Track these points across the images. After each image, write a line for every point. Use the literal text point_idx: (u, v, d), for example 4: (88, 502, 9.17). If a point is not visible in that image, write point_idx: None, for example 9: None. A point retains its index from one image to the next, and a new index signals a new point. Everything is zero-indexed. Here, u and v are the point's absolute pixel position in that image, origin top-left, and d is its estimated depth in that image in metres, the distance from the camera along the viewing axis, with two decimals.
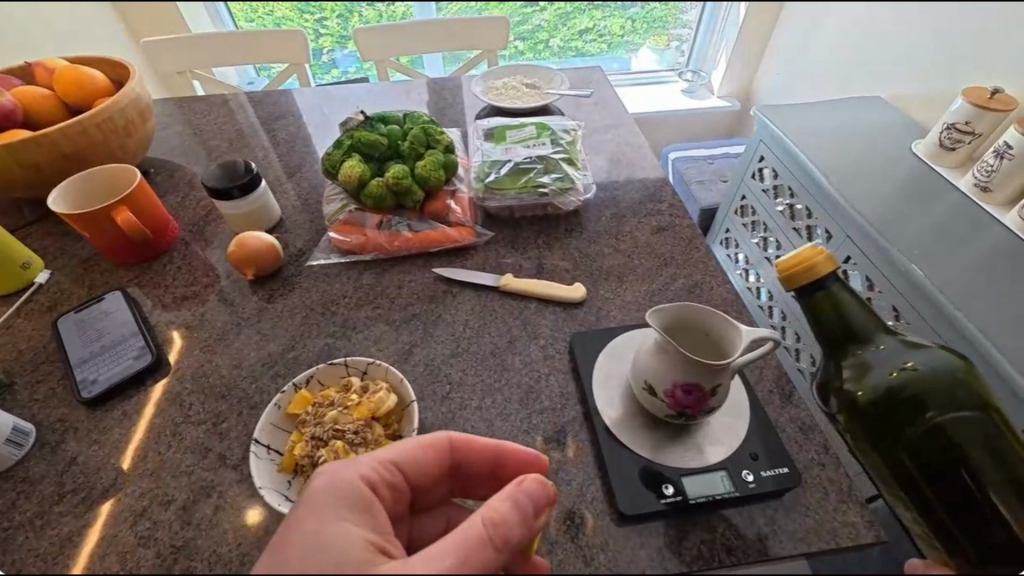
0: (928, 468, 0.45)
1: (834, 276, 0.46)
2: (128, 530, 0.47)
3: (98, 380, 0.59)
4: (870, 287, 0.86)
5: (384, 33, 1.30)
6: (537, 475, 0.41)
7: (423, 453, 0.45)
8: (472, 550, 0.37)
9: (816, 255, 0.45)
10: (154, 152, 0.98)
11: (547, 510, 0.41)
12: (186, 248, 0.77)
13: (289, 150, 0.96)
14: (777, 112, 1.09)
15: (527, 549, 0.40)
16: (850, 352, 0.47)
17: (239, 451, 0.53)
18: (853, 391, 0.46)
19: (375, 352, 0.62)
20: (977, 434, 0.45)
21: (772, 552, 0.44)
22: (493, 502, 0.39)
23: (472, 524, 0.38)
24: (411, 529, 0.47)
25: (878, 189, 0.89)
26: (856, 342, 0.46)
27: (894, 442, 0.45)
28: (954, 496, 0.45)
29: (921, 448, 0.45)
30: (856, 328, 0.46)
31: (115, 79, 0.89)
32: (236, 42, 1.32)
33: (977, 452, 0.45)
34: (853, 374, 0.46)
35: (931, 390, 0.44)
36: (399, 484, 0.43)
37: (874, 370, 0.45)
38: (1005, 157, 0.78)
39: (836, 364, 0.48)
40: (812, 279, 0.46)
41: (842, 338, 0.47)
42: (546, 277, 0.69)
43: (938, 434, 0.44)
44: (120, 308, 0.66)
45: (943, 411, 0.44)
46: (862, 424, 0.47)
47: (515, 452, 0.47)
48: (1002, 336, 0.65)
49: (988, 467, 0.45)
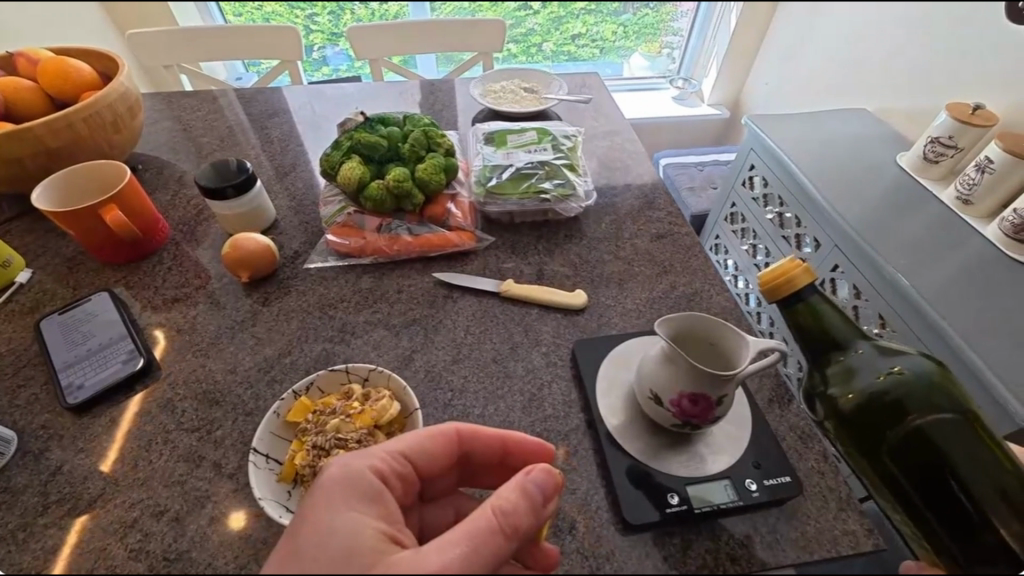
0: (918, 474, 0.44)
1: (812, 287, 0.47)
2: (118, 542, 0.46)
3: (84, 385, 0.57)
4: (857, 295, 0.88)
5: (379, 32, 1.29)
6: (545, 465, 0.41)
7: (432, 442, 0.44)
8: (483, 539, 0.37)
9: (795, 267, 0.47)
10: (142, 149, 0.95)
11: (555, 497, 0.41)
12: (177, 248, 0.75)
13: (282, 150, 0.94)
14: (767, 122, 1.11)
15: (537, 535, 0.41)
16: (833, 358, 0.47)
17: (234, 460, 0.51)
18: (837, 396, 0.46)
19: (375, 358, 0.61)
20: (966, 439, 0.44)
21: (775, 560, 0.45)
22: (502, 492, 0.39)
23: (482, 513, 0.38)
24: (421, 517, 0.47)
25: (865, 198, 0.91)
26: (836, 348, 0.47)
27: (882, 446, 0.45)
28: (950, 506, 0.43)
29: (910, 453, 0.44)
30: (837, 335, 0.47)
31: (103, 72, 0.86)
32: (226, 38, 1.29)
33: (968, 458, 0.44)
34: (837, 379, 0.46)
35: (915, 395, 0.44)
36: (408, 475, 0.43)
37: (857, 375, 0.46)
38: (986, 171, 0.81)
39: (822, 371, 0.48)
40: (791, 292, 0.47)
41: (824, 344, 0.48)
42: (547, 283, 0.69)
43: (926, 439, 0.44)
44: (107, 310, 0.64)
45: (932, 415, 0.44)
46: (847, 428, 0.46)
47: (520, 443, 0.47)
48: (983, 343, 0.67)
49: (980, 475, 0.44)
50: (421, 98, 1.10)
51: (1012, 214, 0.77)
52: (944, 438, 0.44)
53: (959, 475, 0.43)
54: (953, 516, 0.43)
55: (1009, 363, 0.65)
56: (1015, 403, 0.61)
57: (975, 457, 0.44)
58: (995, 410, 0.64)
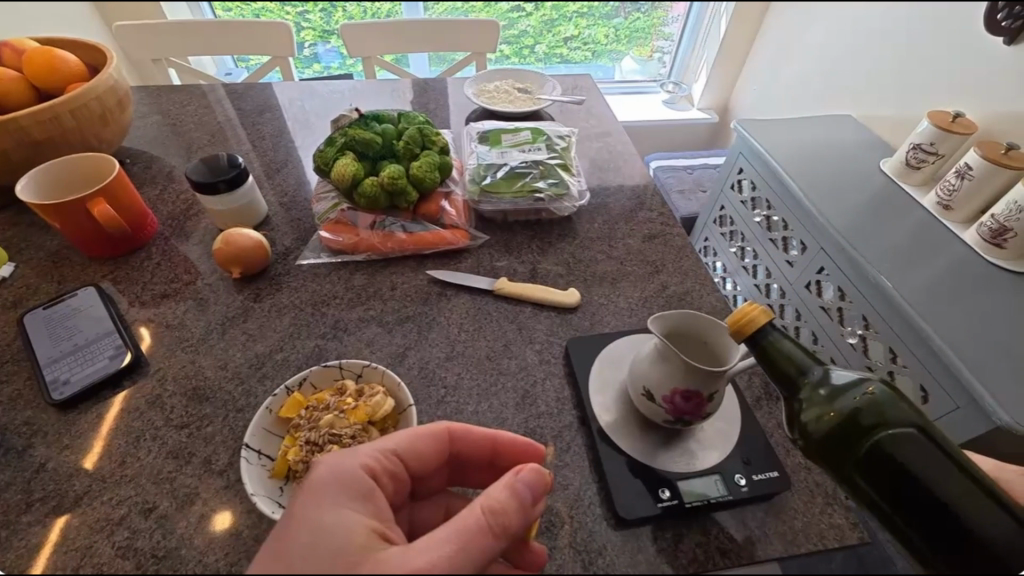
0: (895, 491, 0.37)
1: (772, 325, 0.44)
2: (105, 540, 0.45)
3: (70, 381, 0.55)
4: (842, 297, 0.90)
5: (372, 30, 1.28)
6: (535, 464, 0.41)
7: (423, 441, 0.45)
8: (472, 538, 0.37)
9: (752, 310, 0.44)
10: (130, 143, 0.93)
11: (544, 499, 0.41)
12: (165, 244, 0.74)
13: (273, 147, 0.94)
14: (756, 127, 1.13)
15: (525, 535, 0.41)
16: (805, 382, 0.43)
17: (225, 456, 0.51)
18: (811, 416, 0.42)
19: (368, 354, 0.60)
20: (957, 465, 0.38)
21: (763, 554, 0.45)
22: (491, 492, 0.39)
23: (472, 512, 0.38)
24: (411, 516, 0.47)
25: (850, 202, 0.93)
26: (803, 370, 0.43)
27: (853, 460, 0.39)
28: (940, 529, 0.36)
29: (886, 467, 0.38)
30: (805, 359, 0.44)
31: (91, 64, 0.85)
32: (216, 33, 1.28)
33: (959, 484, 0.38)
34: (810, 399, 0.42)
35: (897, 413, 0.40)
36: (399, 473, 0.43)
37: (827, 393, 0.42)
38: (965, 177, 0.83)
39: (797, 397, 0.43)
40: (753, 332, 0.43)
41: (789, 369, 0.43)
42: (540, 282, 0.69)
43: (903, 455, 0.38)
44: (94, 305, 0.63)
45: (909, 430, 0.39)
46: (819, 448, 0.41)
47: (512, 443, 0.48)
48: (963, 344, 0.69)
49: (977, 506, 0.37)
50: (414, 96, 1.09)
51: (990, 219, 0.80)
52: (927, 457, 0.38)
53: (947, 497, 0.37)
54: (944, 540, 0.36)
55: (985, 365, 0.67)
56: (990, 402, 0.64)
57: (968, 485, 0.38)
58: (972, 409, 0.67)
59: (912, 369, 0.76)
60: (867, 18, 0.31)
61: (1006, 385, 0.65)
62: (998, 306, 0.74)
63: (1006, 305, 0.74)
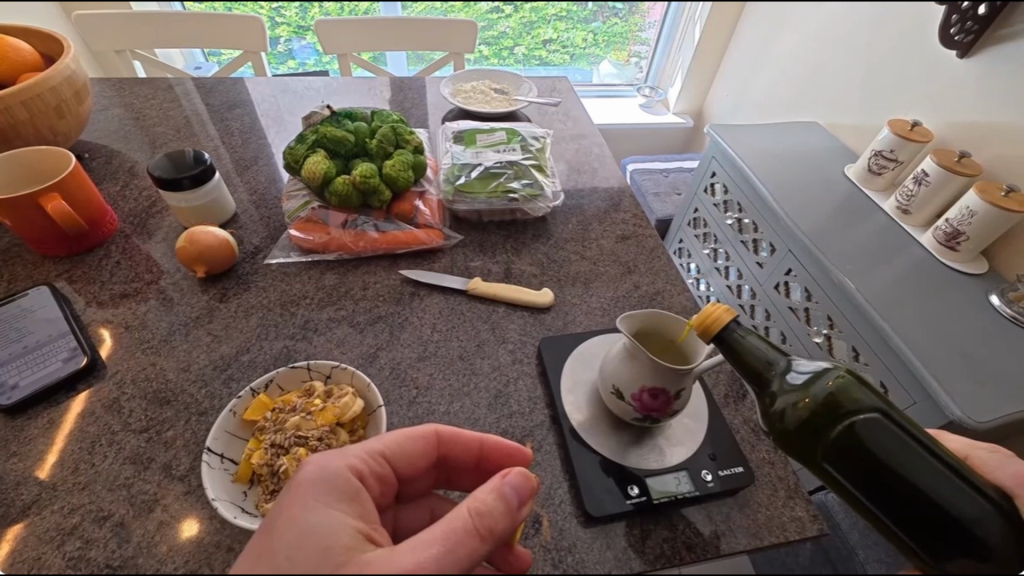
0: (866, 476, 0.37)
1: (738, 321, 0.45)
2: (54, 551, 0.43)
3: (19, 386, 0.53)
4: (809, 298, 0.93)
5: (347, 27, 1.26)
6: (521, 468, 0.40)
7: (412, 443, 0.44)
8: (459, 539, 0.36)
9: (717, 308, 0.45)
10: (89, 136, 0.90)
11: (531, 501, 0.40)
12: (127, 241, 0.71)
13: (243, 143, 0.91)
14: (728, 132, 1.15)
15: (511, 538, 0.40)
16: (774, 376, 0.44)
17: (186, 462, 0.49)
18: (782, 407, 0.43)
19: (338, 356, 0.59)
20: (931, 454, 0.38)
21: (727, 548, 0.46)
22: (477, 493, 0.38)
23: (458, 514, 0.37)
24: (396, 518, 0.46)
25: (816, 206, 0.96)
26: (770, 362, 0.45)
27: (823, 446, 0.40)
28: (915, 515, 0.36)
29: (856, 454, 0.39)
30: (772, 355, 0.45)
31: (46, 53, 0.82)
32: (184, 26, 1.23)
33: (931, 466, 0.38)
34: (780, 389, 0.43)
35: (862, 400, 0.40)
36: (386, 476, 0.43)
37: (796, 382, 0.43)
38: (923, 183, 0.87)
39: (770, 391, 0.44)
40: (718, 330, 0.45)
41: (756, 361, 0.45)
42: (512, 282, 0.70)
43: (873, 439, 0.38)
44: (46, 305, 0.60)
45: (875, 417, 0.39)
46: (792, 437, 0.42)
47: (499, 446, 0.47)
48: (920, 343, 0.72)
49: (949, 489, 0.37)
50: (390, 95, 1.08)
51: (945, 224, 0.84)
52: (899, 440, 0.38)
53: (920, 480, 0.37)
54: (919, 525, 0.36)
55: (942, 362, 0.70)
56: (945, 395, 0.66)
57: (941, 468, 0.38)
58: (929, 405, 0.71)
59: (874, 367, 0.80)
60: (847, 28, 0.30)
61: (960, 380, 0.68)
62: (953, 307, 0.78)
63: (962, 306, 0.78)
